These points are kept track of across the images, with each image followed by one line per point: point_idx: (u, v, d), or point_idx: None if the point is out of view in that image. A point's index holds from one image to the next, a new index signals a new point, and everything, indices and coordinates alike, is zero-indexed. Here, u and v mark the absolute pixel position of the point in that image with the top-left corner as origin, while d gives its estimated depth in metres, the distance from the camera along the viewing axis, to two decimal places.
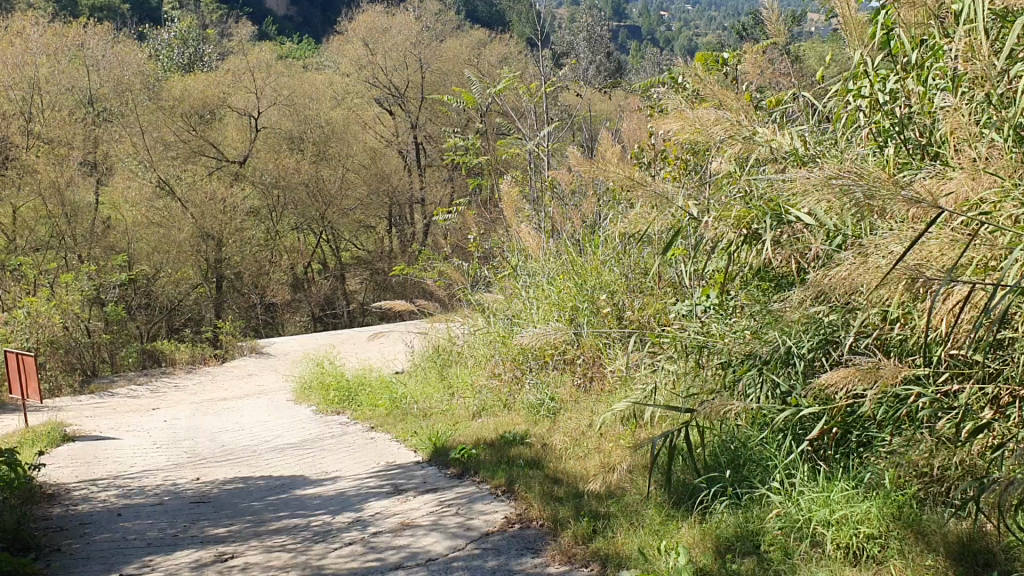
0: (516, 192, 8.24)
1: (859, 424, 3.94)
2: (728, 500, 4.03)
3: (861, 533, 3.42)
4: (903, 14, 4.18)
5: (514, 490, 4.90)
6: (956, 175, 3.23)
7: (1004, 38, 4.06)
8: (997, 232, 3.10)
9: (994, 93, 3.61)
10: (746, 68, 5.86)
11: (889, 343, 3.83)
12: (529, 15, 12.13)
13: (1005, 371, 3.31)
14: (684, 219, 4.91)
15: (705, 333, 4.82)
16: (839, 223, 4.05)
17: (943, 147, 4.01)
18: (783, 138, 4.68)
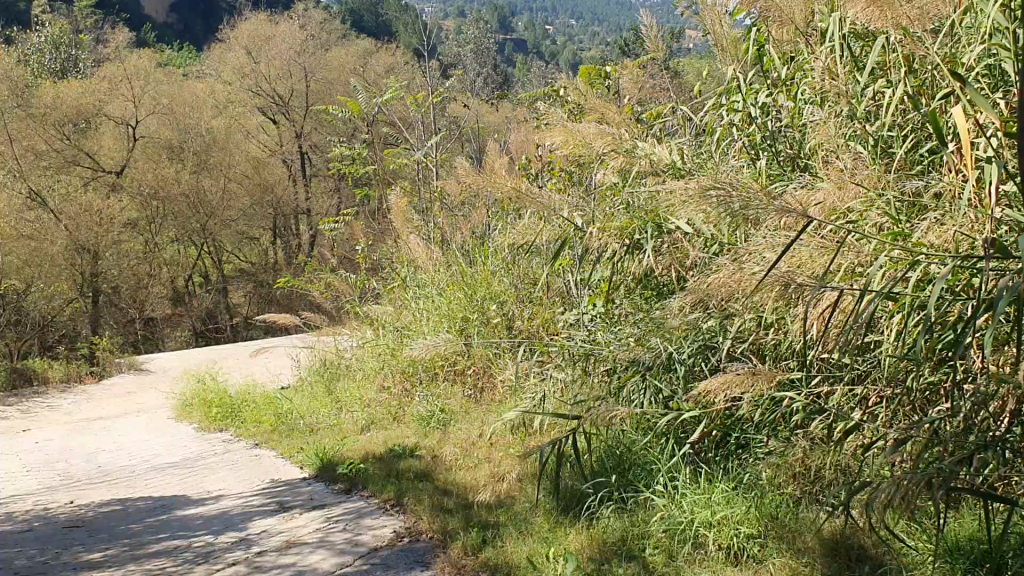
0: (404, 203, 8.21)
1: (738, 427, 4.07)
2: (614, 505, 4.08)
3: (742, 533, 3.52)
4: (773, 32, 4.36)
5: (403, 503, 4.86)
6: (824, 186, 3.39)
7: (865, 57, 4.28)
8: (862, 240, 3.26)
9: (857, 109, 3.81)
10: (628, 82, 6.01)
11: (765, 348, 3.97)
12: (416, 26, 12.15)
13: (872, 373, 3.47)
14: (569, 229, 4.98)
15: (591, 342, 4.89)
16: (716, 232, 4.19)
17: (812, 160, 4.19)
18: (664, 151, 4.82)
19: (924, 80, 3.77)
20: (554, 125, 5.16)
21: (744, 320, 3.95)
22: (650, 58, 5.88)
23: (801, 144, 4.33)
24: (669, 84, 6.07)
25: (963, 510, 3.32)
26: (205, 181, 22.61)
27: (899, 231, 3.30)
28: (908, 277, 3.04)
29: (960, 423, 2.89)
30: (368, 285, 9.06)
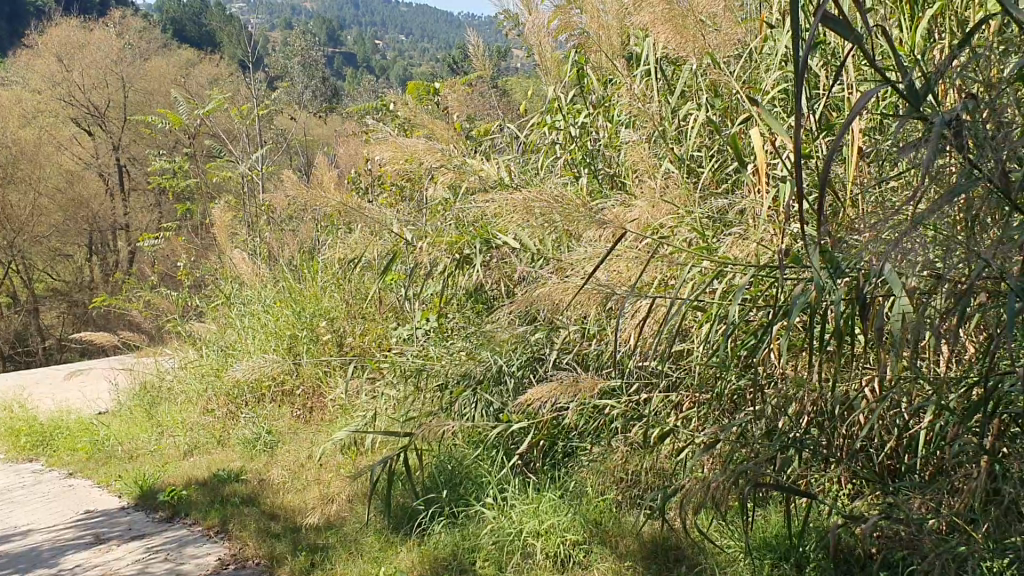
0: (230, 218, 8.00)
1: (563, 435, 4.19)
2: (445, 520, 4.09)
3: (568, 541, 3.62)
4: (593, 55, 4.55)
5: (228, 530, 4.70)
6: (640, 203, 3.56)
7: (676, 81, 4.53)
8: (674, 254, 3.44)
9: (669, 130, 4.02)
10: (455, 99, 6.11)
11: (589, 358, 4.10)
12: (240, 37, 11.88)
13: (686, 379, 3.65)
14: (399, 245, 4.98)
15: (421, 357, 4.90)
16: (541, 246, 4.29)
17: (628, 178, 4.39)
18: (490, 168, 4.92)
19: (729, 103, 4.01)
20: (383, 141, 5.18)
21: (568, 331, 4.06)
22: (476, 76, 5.98)
23: (619, 162, 4.51)
24: (495, 102, 6.21)
25: (770, 508, 3.53)
26: (11, 195, 21.17)
27: (708, 245, 3.49)
28: (716, 289, 3.24)
29: (765, 424, 3.08)
30: (191, 304, 8.74)
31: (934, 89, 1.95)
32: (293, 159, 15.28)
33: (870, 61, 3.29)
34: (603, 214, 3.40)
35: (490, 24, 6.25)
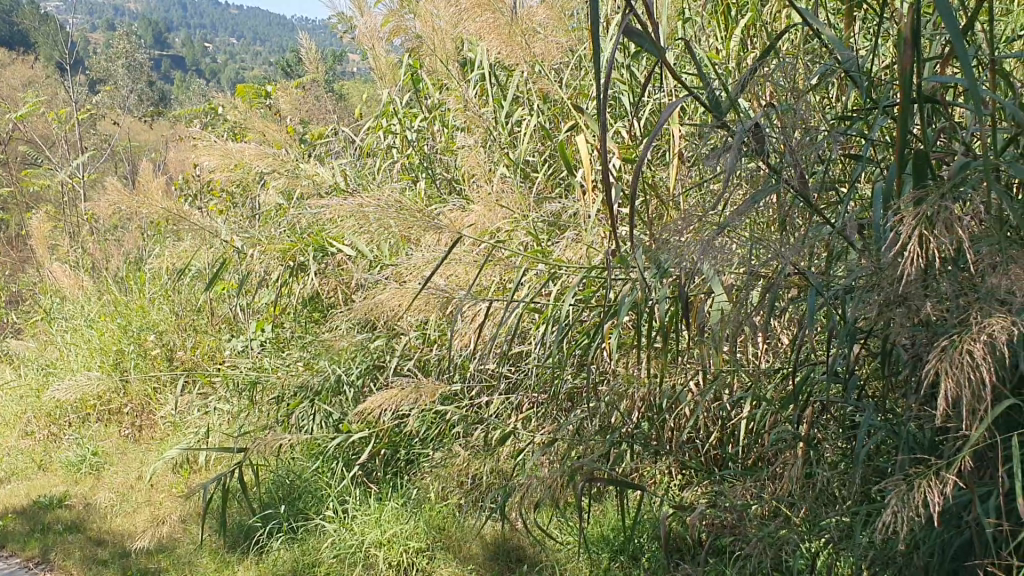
0: (48, 229, 7.54)
1: (404, 443, 4.15)
2: (284, 536, 3.97)
3: (411, 548, 3.59)
4: (427, 59, 4.56)
5: (49, 560, 4.41)
6: (476, 208, 3.58)
7: (508, 86, 4.60)
8: (511, 258, 3.48)
9: (503, 134, 4.08)
10: (289, 103, 5.98)
11: (429, 363, 4.09)
12: (56, 37, 11.26)
13: (524, 381, 3.70)
14: (230, 253, 4.83)
15: (256, 368, 4.75)
16: (377, 252, 4.26)
17: (464, 182, 4.41)
18: (325, 173, 4.84)
19: (560, 109, 4.10)
20: (212, 145, 5.02)
21: (408, 336, 4.04)
22: (310, 79, 5.87)
23: (455, 166, 4.52)
24: (329, 106, 6.12)
25: (606, 503, 3.60)
26: None
27: (542, 248, 3.55)
28: (550, 292, 3.29)
29: (599, 421, 3.15)
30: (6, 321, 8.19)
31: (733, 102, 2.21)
32: (119, 166, 14.55)
33: (689, 69, 3.43)
34: (440, 221, 3.41)
35: (323, 28, 6.17)
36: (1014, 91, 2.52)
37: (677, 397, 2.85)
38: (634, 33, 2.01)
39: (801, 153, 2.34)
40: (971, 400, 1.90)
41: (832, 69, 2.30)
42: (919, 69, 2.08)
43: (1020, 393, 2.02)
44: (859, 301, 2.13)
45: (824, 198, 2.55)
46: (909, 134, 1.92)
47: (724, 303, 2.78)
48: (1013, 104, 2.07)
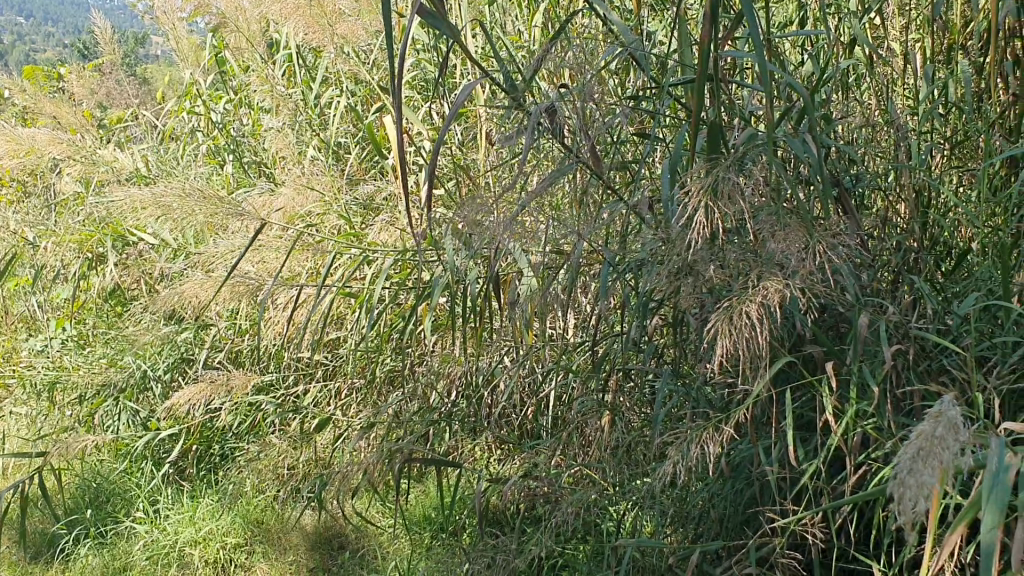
0: None
1: (217, 437, 4.02)
2: (91, 542, 3.72)
3: (228, 545, 3.49)
4: (231, 40, 4.41)
5: None
6: (285, 193, 3.52)
7: (316, 68, 4.50)
8: (322, 243, 3.42)
9: (311, 116, 4.00)
10: (84, 86, 5.65)
11: (241, 354, 3.97)
12: None
13: (340, 367, 3.64)
14: (21, 245, 4.52)
15: (55, 368, 4.47)
16: (183, 240, 4.10)
17: (273, 166, 4.29)
18: (125, 159, 4.60)
19: (369, 91, 4.04)
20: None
21: (218, 327, 3.92)
22: (106, 60, 5.56)
23: (262, 149, 4.37)
24: (129, 89, 5.82)
25: (426, 485, 3.59)
26: None
27: (354, 232, 3.50)
28: (363, 276, 3.27)
29: (417, 402, 3.15)
30: None
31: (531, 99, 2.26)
32: None
33: (495, 50, 3.47)
34: (248, 209, 3.34)
35: (120, 8, 5.85)
36: (789, 72, 2.68)
37: (487, 374, 2.88)
38: (426, 13, 2.06)
39: (593, 130, 2.43)
40: (748, 361, 2.02)
41: (625, 50, 2.37)
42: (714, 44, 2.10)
43: (795, 350, 2.16)
44: (652, 273, 2.22)
45: (621, 175, 2.64)
46: (702, 110, 1.96)
47: (530, 280, 2.84)
48: (786, 81, 2.19)
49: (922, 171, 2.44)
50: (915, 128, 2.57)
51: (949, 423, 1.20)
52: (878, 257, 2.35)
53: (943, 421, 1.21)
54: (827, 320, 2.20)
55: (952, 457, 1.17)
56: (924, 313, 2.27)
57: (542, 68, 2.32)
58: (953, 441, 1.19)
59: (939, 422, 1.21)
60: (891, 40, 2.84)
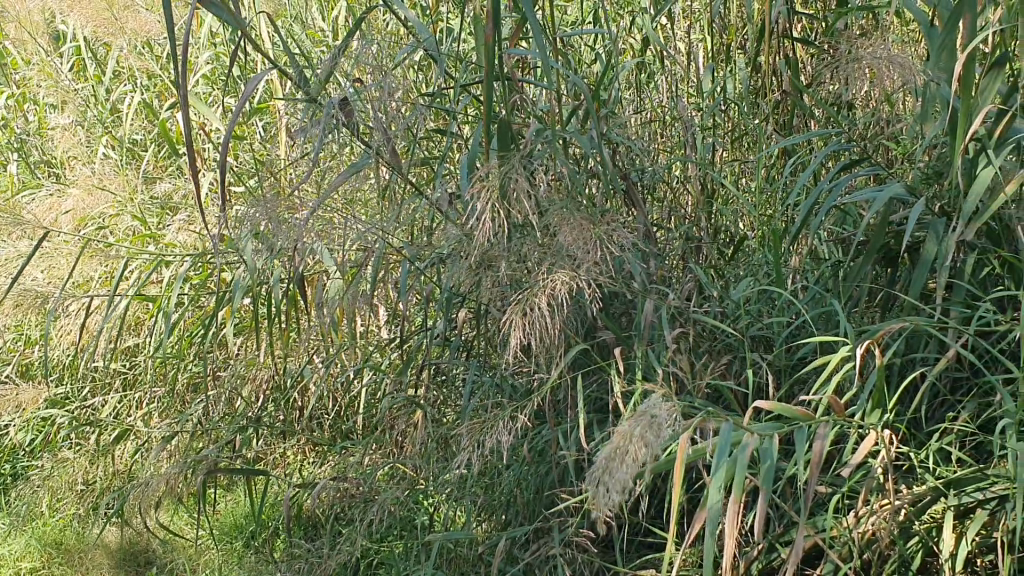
0: None
1: (8, 455, 3.77)
2: None
3: (23, 570, 3.26)
4: (9, 31, 4.13)
5: None
6: (73, 195, 3.35)
7: (107, 61, 4.28)
8: (114, 247, 3.26)
9: (98, 112, 3.79)
10: None
11: (32, 366, 3.73)
12: None
13: (140, 375, 3.47)
14: None
15: None
16: None
17: (61, 166, 4.05)
18: None
19: (163, 85, 3.87)
20: None
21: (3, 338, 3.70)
22: None
23: (50, 148, 4.11)
24: None
25: (236, 494, 3.47)
26: None
27: (150, 233, 3.35)
28: (159, 280, 3.15)
29: (223, 407, 3.05)
30: None
31: (320, 93, 2.27)
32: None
33: (294, 44, 3.39)
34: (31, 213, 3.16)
35: None
36: (580, 69, 2.77)
37: (294, 375, 2.84)
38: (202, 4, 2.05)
39: (388, 128, 2.43)
40: (542, 351, 2.09)
41: (417, 47, 2.38)
42: (499, 44, 2.14)
43: (587, 338, 2.25)
44: (451, 268, 2.25)
45: (421, 171, 2.65)
46: (490, 109, 1.99)
47: (334, 279, 2.81)
48: (572, 79, 2.27)
49: (703, 164, 2.57)
50: (698, 123, 2.72)
51: (646, 425, 1.71)
52: (666, 247, 2.48)
53: (644, 424, 1.71)
54: (617, 308, 2.30)
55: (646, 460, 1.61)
56: (708, 298, 2.40)
57: (332, 66, 2.30)
58: (645, 438, 1.69)
59: (639, 425, 1.71)
60: (676, 37, 2.98)
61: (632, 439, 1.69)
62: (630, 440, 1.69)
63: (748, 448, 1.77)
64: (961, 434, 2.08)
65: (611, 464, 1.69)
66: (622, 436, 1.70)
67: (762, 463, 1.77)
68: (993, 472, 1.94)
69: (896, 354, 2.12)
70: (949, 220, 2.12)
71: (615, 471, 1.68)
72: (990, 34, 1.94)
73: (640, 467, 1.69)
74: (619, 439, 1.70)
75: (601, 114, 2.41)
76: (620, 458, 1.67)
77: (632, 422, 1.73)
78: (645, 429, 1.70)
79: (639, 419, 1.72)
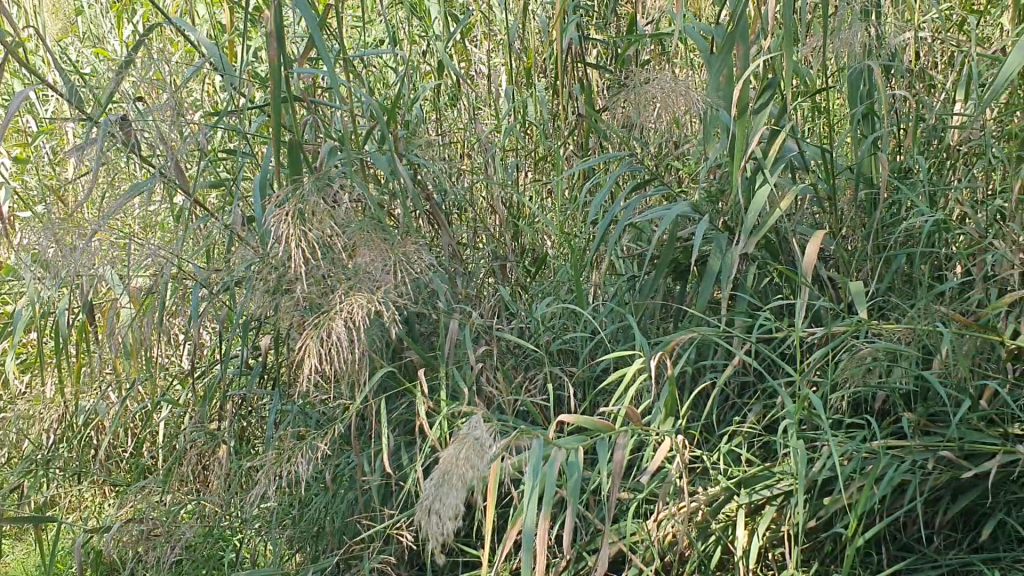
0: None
1: None
2: None
3: None
4: None
5: None
6: None
7: None
8: None
9: None
10: None
11: None
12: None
13: None
14: None
15: None
16: None
17: None
18: None
19: None
20: None
21: None
22: None
23: None
24: None
25: (25, 544, 3.21)
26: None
27: None
28: None
29: (8, 451, 2.83)
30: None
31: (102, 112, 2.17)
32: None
33: (81, 64, 3.23)
34: None
35: None
36: (383, 93, 2.78)
37: (87, 411, 2.67)
38: None
39: (179, 148, 2.35)
40: (344, 372, 2.07)
41: (207, 67, 2.31)
42: (290, 63, 2.11)
43: (393, 361, 2.24)
44: (250, 294, 2.18)
45: (219, 193, 2.57)
46: (282, 129, 1.96)
47: (128, 309, 2.67)
48: (368, 101, 2.27)
49: (505, 185, 2.62)
50: (500, 144, 2.78)
51: (470, 448, 1.71)
52: (470, 268, 2.51)
53: (468, 446, 1.71)
54: (422, 328, 2.31)
55: (473, 472, 1.69)
56: (512, 316, 2.45)
57: (116, 84, 2.21)
58: (471, 462, 1.69)
59: (463, 447, 1.70)
60: (476, 62, 3.04)
61: (457, 463, 1.69)
62: (455, 464, 1.69)
63: (558, 462, 1.81)
64: (749, 436, 2.20)
65: (440, 490, 1.68)
66: (447, 461, 1.70)
67: (572, 476, 1.81)
68: (779, 469, 2.06)
69: (688, 363, 2.23)
70: (731, 235, 2.25)
71: (445, 497, 1.68)
72: (755, 60, 2.08)
73: (467, 490, 1.70)
74: (445, 464, 1.69)
75: (400, 135, 2.43)
76: (450, 485, 1.66)
77: (455, 445, 1.72)
78: (470, 452, 1.70)
79: (462, 441, 1.72)
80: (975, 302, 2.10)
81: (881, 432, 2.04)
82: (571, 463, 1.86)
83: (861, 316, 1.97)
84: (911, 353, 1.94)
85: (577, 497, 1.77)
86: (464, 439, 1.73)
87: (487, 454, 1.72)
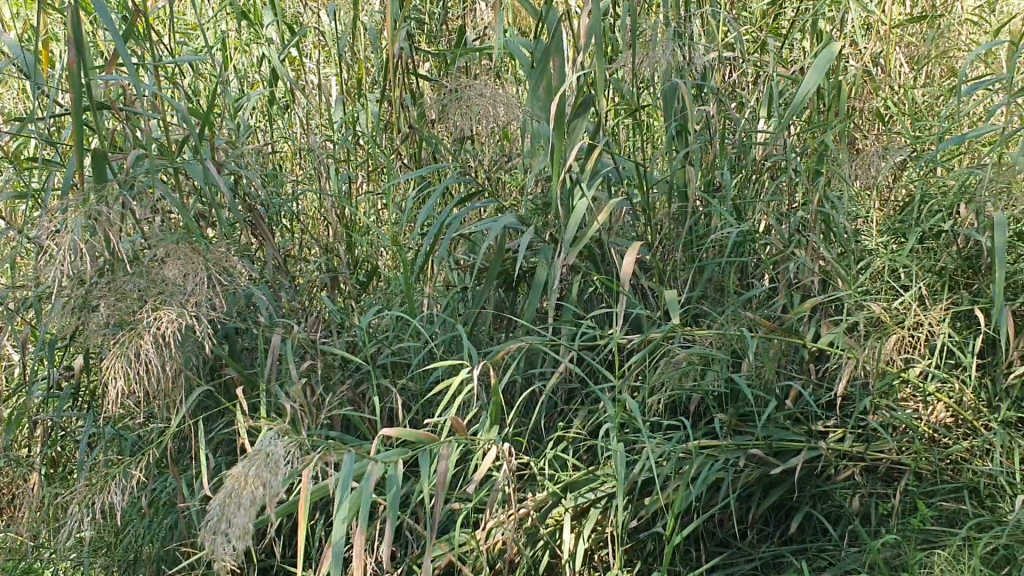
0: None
1: None
2: None
3: None
4: None
5: None
6: None
7: None
8: None
9: None
10: None
11: None
12: None
13: None
14: None
15: None
16: None
17: None
18: None
19: None
20: None
21: None
22: None
23: None
24: None
25: None
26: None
27: None
28: None
29: None
30: None
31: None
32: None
33: None
34: None
35: None
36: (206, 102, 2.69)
37: None
38: None
39: None
40: (157, 390, 1.99)
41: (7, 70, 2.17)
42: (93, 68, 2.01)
43: (214, 378, 2.16)
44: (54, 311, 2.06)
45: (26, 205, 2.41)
46: (83, 140, 1.87)
47: None
48: (183, 109, 2.20)
49: (333, 196, 2.59)
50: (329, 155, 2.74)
51: (262, 464, 1.67)
52: (297, 282, 2.46)
53: (259, 462, 1.67)
54: (245, 343, 2.24)
55: (263, 489, 1.64)
56: (341, 329, 2.41)
57: None
58: (262, 480, 1.65)
59: (255, 463, 1.66)
60: (306, 71, 2.99)
61: (248, 481, 1.65)
62: (245, 482, 1.65)
63: (372, 478, 1.79)
64: (575, 441, 2.25)
65: (227, 510, 1.63)
66: (236, 478, 1.66)
67: (387, 492, 1.79)
68: (602, 473, 2.11)
69: (516, 372, 2.26)
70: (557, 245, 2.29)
71: (233, 516, 1.63)
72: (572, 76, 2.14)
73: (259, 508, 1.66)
74: (233, 483, 1.65)
75: (222, 145, 2.37)
76: (238, 503, 1.62)
77: (247, 461, 1.68)
78: (261, 468, 1.66)
79: (255, 457, 1.68)
80: (779, 308, 2.24)
81: (697, 433, 2.13)
82: (390, 477, 1.84)
83: (675, 323, 2.06)
84: (722, 357, 2.04)
85: (389, 513, 1.75)
86: (258, 454, 1.69)
87: (283, 472, 1.69)
